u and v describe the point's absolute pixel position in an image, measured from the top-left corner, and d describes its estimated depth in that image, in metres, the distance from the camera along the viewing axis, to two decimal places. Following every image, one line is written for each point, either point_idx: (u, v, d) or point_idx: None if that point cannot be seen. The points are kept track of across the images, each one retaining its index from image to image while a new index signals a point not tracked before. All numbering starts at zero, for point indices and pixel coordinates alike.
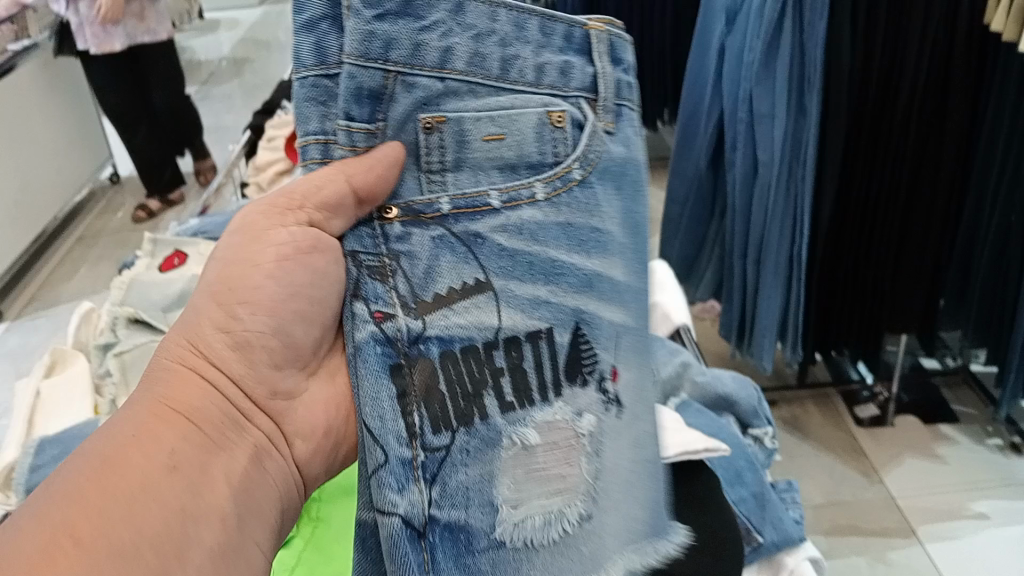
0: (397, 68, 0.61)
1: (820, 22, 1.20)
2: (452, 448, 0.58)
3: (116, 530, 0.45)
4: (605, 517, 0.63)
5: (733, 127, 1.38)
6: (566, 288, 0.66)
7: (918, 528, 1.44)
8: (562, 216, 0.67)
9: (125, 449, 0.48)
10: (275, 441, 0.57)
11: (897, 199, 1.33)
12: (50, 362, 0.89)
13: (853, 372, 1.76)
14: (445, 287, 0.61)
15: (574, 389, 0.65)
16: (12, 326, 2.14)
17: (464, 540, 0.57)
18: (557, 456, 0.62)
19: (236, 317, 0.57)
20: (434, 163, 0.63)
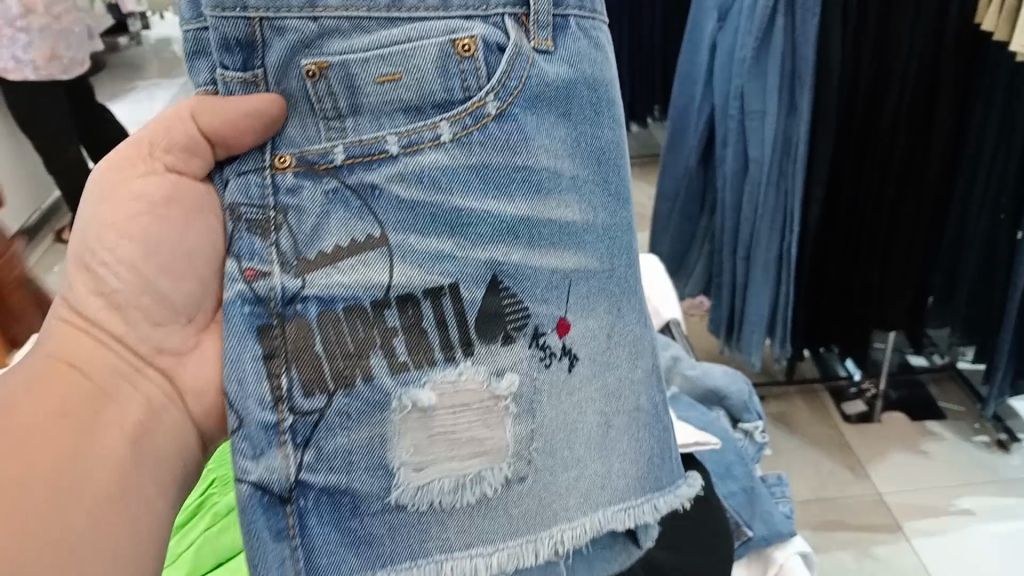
0: (260, 13, 0.53)
1: (812, 20, 1.20)
2: (328, 411, 0.55)
3: (2, 475, 0.50)
4: (554, 479, 0.60)
5: (723, 123, 1.38)
6: (474, 240, 0.58)
7: (903, 524, 1.44)
8: (474, 158, 0.57)
9: (13, 404, 0.53)
10: (169, 397, 0.58)
11: (886, 201, 1.32)
12: None
13: (841, 368, 1.77)
14: (335, 243, 0.55)
15: (493, 348, 0.58)
16: None
17: (348, 504, 0.56)
18: (469, 418, 0.57)
19: (99, 278, 0.58)
20: (329, 110, 0.55)
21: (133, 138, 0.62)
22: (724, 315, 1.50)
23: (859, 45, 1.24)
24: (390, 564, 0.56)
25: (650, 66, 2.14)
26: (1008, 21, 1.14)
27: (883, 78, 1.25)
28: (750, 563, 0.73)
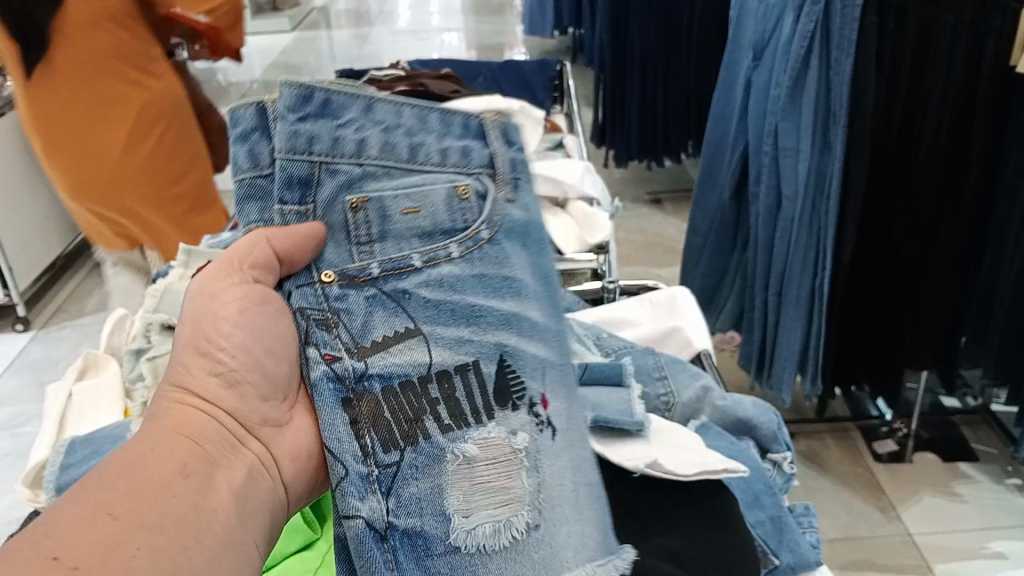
0: (322, 158, 0.60)
1: (846, 59, 1.22)
2: (402, 463, 0.56)
3: (147, 508, 0.44)
4: (553, 530, 0.58)
5: (757, 161, 1.40)
6: (484, 328, 0.63)
7: (934, 565, 1.43)
8: (475, 268, 0.64)
9: (141, 455, 0.48)
10: (268, 466, 0.56)
11: (918, 241, 1.34)
12: (83, 365, 0.91)
13: (872, 408, 1.77)
14: (383, 333, 0.59)
15: (505, 412, 0.61)
16: (37, 334, 2.24)
17: (422, 545, 0.55)
18: (497, 469, 0.58)
19: (217, 359, 0.56)
20: (363, 237, 0.61)
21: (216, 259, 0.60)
22: (755, 350, 1.51)
23: (895, 84, 1.25)
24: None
25: (684, 106, 2.18)
26: None
27: (918, 113, 1.26)
28: None
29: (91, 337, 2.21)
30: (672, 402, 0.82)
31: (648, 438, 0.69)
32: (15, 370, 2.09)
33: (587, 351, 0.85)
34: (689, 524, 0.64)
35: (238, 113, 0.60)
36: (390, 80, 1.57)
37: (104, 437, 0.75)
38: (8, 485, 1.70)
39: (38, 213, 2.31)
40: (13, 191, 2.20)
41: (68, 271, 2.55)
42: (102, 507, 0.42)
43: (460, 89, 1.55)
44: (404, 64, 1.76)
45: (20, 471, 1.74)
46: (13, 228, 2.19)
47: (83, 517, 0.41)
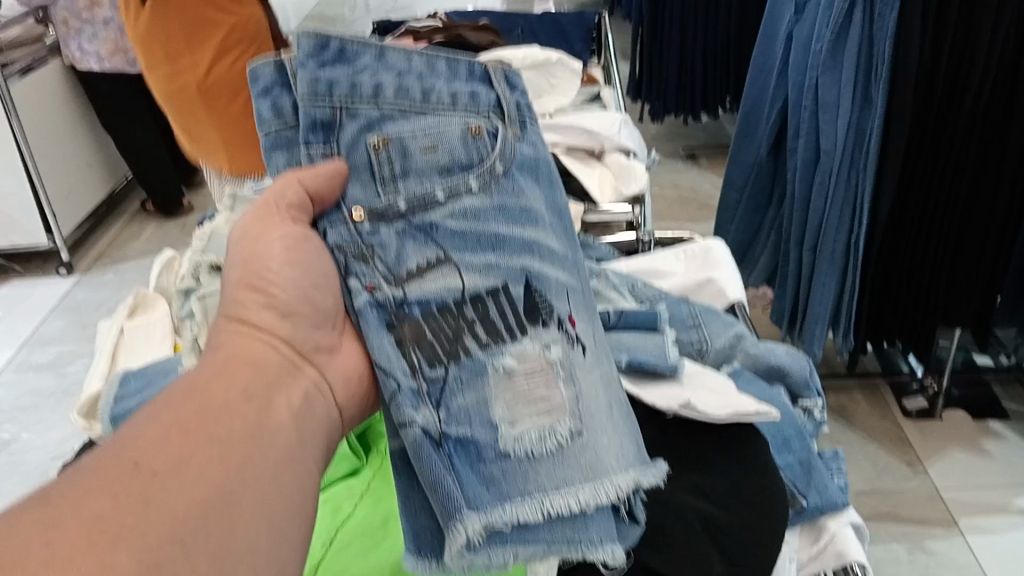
0: (341, 102, 0.63)
1: (891, 13, 1.20)
2: (448, 377, 0.58)
3: (216, 426, 0.48)
4: (594, 436, 0.58)
5: (796, 115, 1.39)
6: (510, 253, 0.63)
7: (960, 520, 1.44)
8: (496, 200, 0.65)
9: (208, 381, 0.52)
10: (323, 389, 0.59)
11: (958, 197, 1.33)
12: (134, 305, 0.95)
13: (904, 364, 1.78)
14: (417, 262, 0.61)
15: (537, 329, 0.61)
16: (82, 279, 2.30)
17: (474, 452, 0.56)
18: (536, 380, 0.59)
19: (268, 294, 0.60)
20: (386, 174, 0.63)
21: (257, 205, 0.63)
22: (787, 305, 1.52)
23: (941, 41, 1.24)
24: (514, 501, 0.54)
25: (722, 60, 2.16)
26: None
27: (963, 72, 1.25)
28: (802, 531, 0.75)
29: (134, 283, 2.27)
30: (705, 348, 0.82)
31: (682, 382, 0.71)
32: (60, 312, 2.16)
33: (621, 299, 0.86)
34: (726, 461, 0.67)
35: (258, 70, 0.64)
36: (428, 30, 1.58)
37: (158, 371, 0.78)
38: (56, 423, 1.77)
39: (81, 160, 2.36)
40: (58, 138, 2.25)
41: (111, 219, 2.60)
42: (175, 425, 0.47)
43: (497, 40, 1.56)
44: (442, 16, 1.77)
45: (67, 409, 1.81)
46: (58, 174, 2.25)
47: (158, 432, 0.46)
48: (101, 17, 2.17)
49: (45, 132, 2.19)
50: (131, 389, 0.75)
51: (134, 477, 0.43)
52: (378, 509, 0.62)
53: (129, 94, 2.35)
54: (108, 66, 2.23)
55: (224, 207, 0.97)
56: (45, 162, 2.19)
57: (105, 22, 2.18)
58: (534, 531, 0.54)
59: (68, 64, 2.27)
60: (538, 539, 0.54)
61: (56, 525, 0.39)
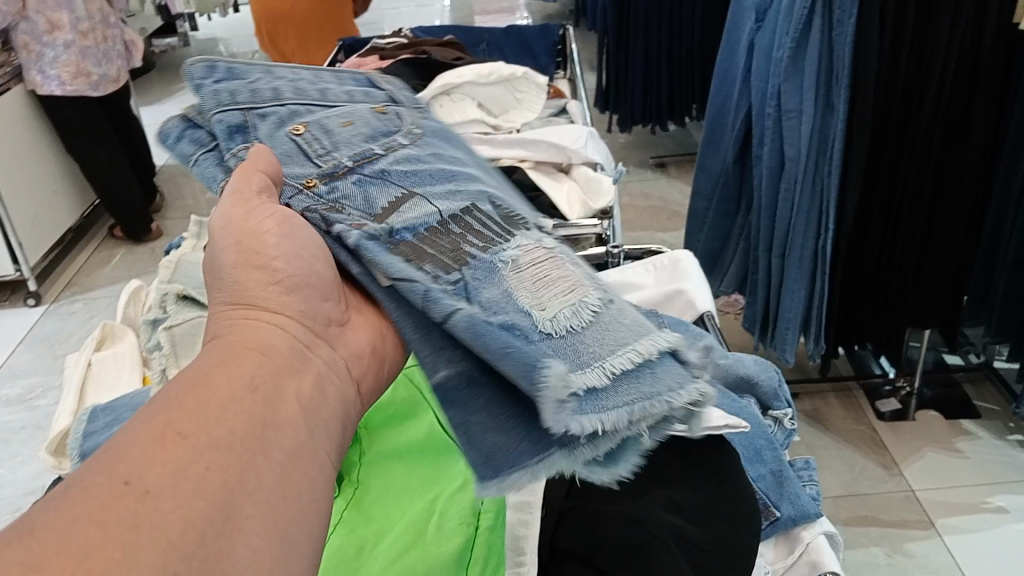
0: (247, 106, 0.65)
1: (849, 20, 1.22)
2: (466, 275, 0.54)
3: (212, 427, 0.41)
4: (624, 306, 0.55)
5: (760, 123, 1.40)
6: (465, 183, 0.65)
7: (937, 520, 1.45)
8: (429, 149, 0.68)
9: (211, 374, 0.44)
10: (337, 372, 0.51)
11: (921, 201, 1.35)
12: (100, 336, 0.94)
13: (876, 366, 1.80)
14: (387, 201, 0.60)
15: (524, 229, 0.60)
16: (50, 309, 2.27)
17: (523, 334, 0.50)
18: (544, 265, 0.56)
19: (271, 269, 0.53)
20: (320, 150, 0.63)
21: (225, 194, 0.56)
22: (759, 312, 1.52)
23: (898, 48, 1.25)
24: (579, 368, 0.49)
25: (688, 69, 2.17)
26: None
27: (921, 77, 1.27)
28: (776, 543, 0.76)
29: (103, 310, 2.24)
30: None
31: None
32: (29, 343, 2.13)
33: None
34: (702, 476, 0.66)
35: (164, 128, 0.65)
36: (394, 47, 1.59)
37: (126, 404, 0.77)
38: (28, 456, 1.74)
39: (47, 188, 2.33)
40: (22, 166, 2.22)
41: (78, 245, 2.58)
42: (169, 429, 0.40)
43: (463, 56, 1.55)
44: (407, 32, 1.77)
45: (37, 441, 1.78)
46: (22, 204, 2.21)
47: (147, 443, 0.39)
48: (62, 40, 2.16)
49: (7, 162, 2.16)
50: (101, 423, 0.74)
51: (124, 499, 0.36)
52: (351, 540, 0.60)
53: (92, 117, 2.33)
54: (70, 90, 2.21)
55: (191, 234, 0.97)
56: (10, 191, 2.16)
57: (66, 45, 2.17)
58: (616, 391, 0.48)
59: (30, 90, 2.23)
60: (618, 402, 0.48)
61: (38, 567, 0.32)
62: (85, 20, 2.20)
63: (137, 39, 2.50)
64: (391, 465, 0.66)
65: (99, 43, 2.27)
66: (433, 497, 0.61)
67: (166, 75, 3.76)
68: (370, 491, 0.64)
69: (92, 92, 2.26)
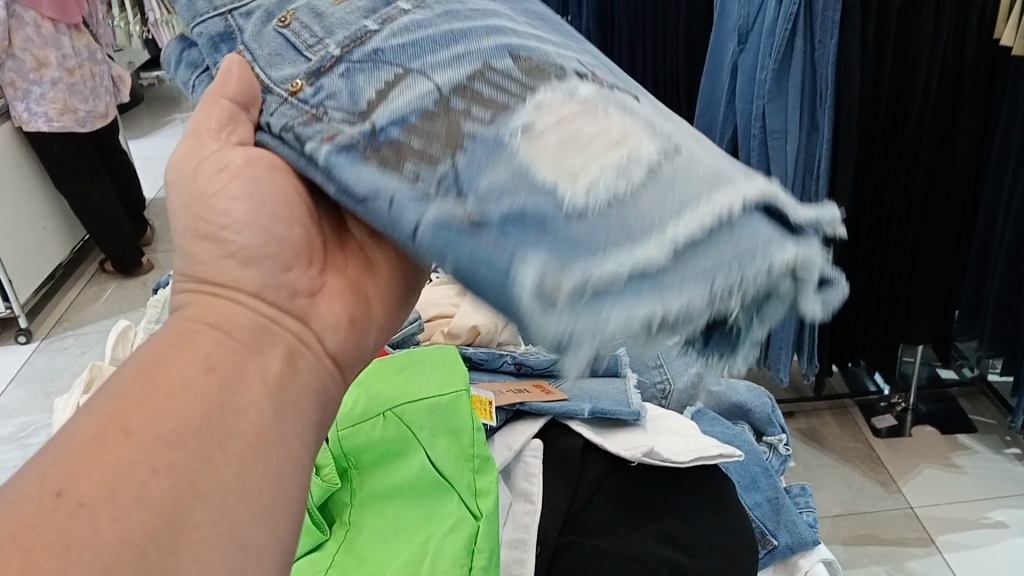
0: (228, 6, 0.54)
1: (831, 40, 1.23)
2: (457, 162, 0.44)
3: (162, 420, 0.43)
4: (687, 150, 0.45)
5: (746, 143, 1.39)
6: (482, 34, 0.50)
7: (937, 538, 1.45)
8: (443, 6, 0.52)
9: (167, 356, 0.46)
10: (307, 340, 0.52)
11: (909, 215, 1.36)
12: (89, 378, 0.93)
13: (870, 384, 1.79)
14: (373, 91, 0.49)
15: (559, 79, 0.47)
16: (42, 346, 2.25)
17: (536, 221, 0.42)
18: (575, 115, 0.45)
19: (221, 241, 0.52)
20: (309, 39, 0.51)
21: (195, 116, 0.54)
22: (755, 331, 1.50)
23: (881, 66, 1.26)
24: (609, 260, 0.41)
25: None
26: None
27: (904, 93, 1.27)
28: (774, 571, 0.75)
29: (94, 345, 2.23)
30: (669, 390, 0.83)
31: (644, 427, 0.73)
32: (20, 381, 2.11)
33: None
34: (694, 509, 0.67)
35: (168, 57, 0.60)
36: None
37: None
38: None
39: (36, 224, 2.33)
40: (10, 203, 2.22)
41: (69, 280, 2.57)
42: (114, 425, 0.42)
43: None
44: None
45: None
46: (10, 241, 2.20)
47: (91, 437, 0.41)
48: (49, 77, 2.17)
49: None
50: None
51: (56, 514, 0.38)
52: None
53: (80, 154, 2.33)
54: (57, 126, 2.21)
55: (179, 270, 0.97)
56: None
57: (53, 82, 2.17)
58: (669, 277, 0.42)
59: (17, 127, 2.22)
60: (683, 286, 0.42)
61: None
62: (72, 57, 2.21)
63: (124, 75, 2.50)
64: (382, 508, 0.66)
65: (87, 79, 2.28)
66: (425, 538, 0.62)
67: (155, 108, 3.77)
68: (359, 536, 0.65)
69: (79, 129, 2.26)
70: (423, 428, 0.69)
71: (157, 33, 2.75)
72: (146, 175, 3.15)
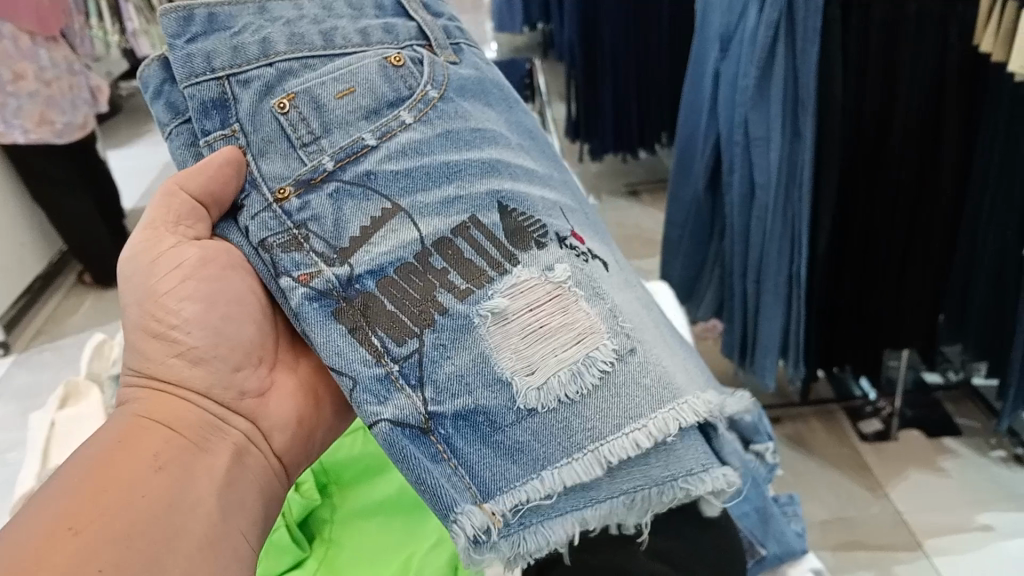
0: (225, 72, 0.67)
1: (813, 48, 1.21)
2: (424, 347, 0.61)
3: (111, 518, 0.54)
4: (637, 356, 0.63)
5: (729, 150, 1.39)
6: (469, 179, 0.68)
7: (925, 542, 1.44)
8: (438, 128, 0.71)
9: (117, 457, 0.58)
10: (255, 437, 0.68)
11: (895, 226, 1.36)
12: (64, 395, 0.91)
13: (856, 389, 1.78)
14: (359, 225, 0.65)
15: (532, 253, 0.65)
16: (21, 359, 2.22)
17: (484, 423, 0.60)
18: (547, 309, 0.63)
19: (173, 339, 0.67)
20: (306, 136, 0.67)
21: (161, 197, 0.70)
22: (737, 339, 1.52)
23: (864, 77, 1.26)
24: (547, 470, 0.58)
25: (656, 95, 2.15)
26: (1005, 44, 1.16)
27: (890, 110, 1.27)
28: None
29: (77, 357, 2.20)
30: None
31: None
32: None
33: None
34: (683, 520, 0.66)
35: (145, 75, 0.69)
36: None
37: None
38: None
39: (14, 238, 2.30)
40: None
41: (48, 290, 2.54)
42: (66, 526, 0.52)
43: None
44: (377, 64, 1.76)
45: (6, 498, 1.72)
46: None
47: (45, 536, 0.51)
48: (26, 89, 2.14)
49: None
50: None
51: None
52: None
53: (59, 166, 2.30)
54: (35, 138, 2.18)
55: None
56: None
57: (31, 94, 2.15)
58: (599, 489, 0.59)
59: None
60: (610, 493, 0.59)
61: None
62: (51, 69, 2.18)
63: (103, 86, 2.47)
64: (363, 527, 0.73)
65: (66, 91, 2.24)
66: (408, 553, 0.69)
67: (135, 119, 3.73)
68: (341, 555, 0.71)
69: (56, 141, 2.23)
70: None
71: (135, 44, 2.73)
72: (127, 186, 3.12)
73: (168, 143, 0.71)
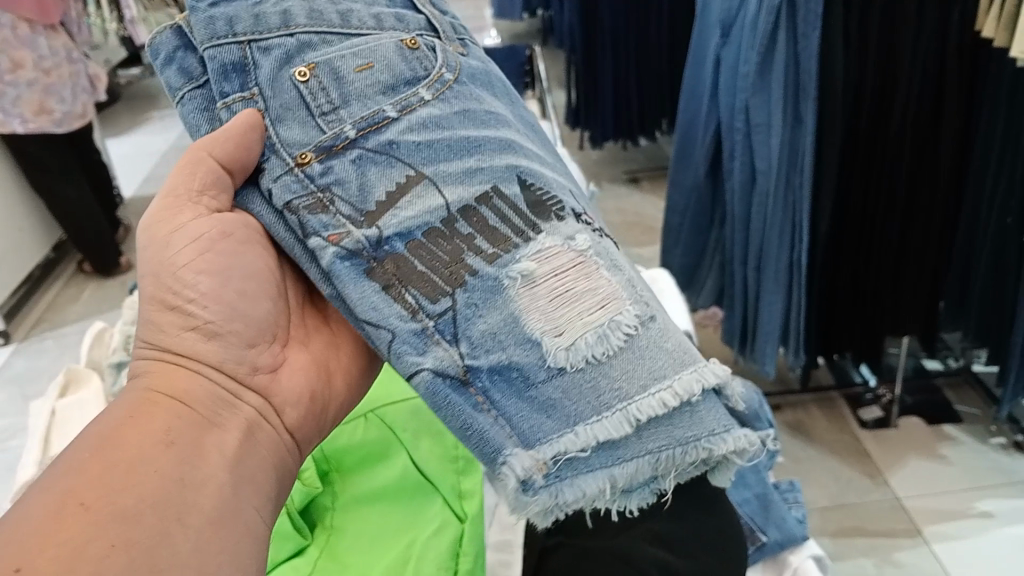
0: (246, 37, 0.66)
1: (814, 32, 1.21)
2: (457, 304, 0.61)
3: (120, 494, 0.52)
4: (658, 324, 0.62)
5: (730, 137, 1.38)
6: (489, 153, 0.67)
7: (924, 528, 1.45)
8: (456, 106, 0.70)
9: (126, 432, 0.57)
10: (266, 413, 0.67)
11: (894, 210, 1.35)
12: (65, 381, 0.91)
13: (857, 376, 1.78)
14: (384, 190, 0.65)
15: (553, 223, 0.65)
16: (19, 349, 2.22)
17: (519, 378, 0.59)
18: (572, 275, 0.62)
19: (189, 313, 0.67)
20: (325, 106, 0.66)
21: (181, 173, 0.70)
22: (737, 326, 1.52)
23: (864, 64, 1.26)
24: (576, 428, 0.57)
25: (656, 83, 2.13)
26: (1007, 29, 1.15)
27: (887, 94, 1.27)
28: (765, 568, 0.75)
29: (76, 347, 2.20)
30: None
31: None
32: None
33: None
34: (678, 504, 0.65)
35: (156, 44, 0.68)
36: None
37: None
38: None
39: (12, 227, 2.29)
40: None
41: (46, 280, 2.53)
42: (74, 502, 0.50)
43: None
44: None
45: (7, 487, 1.72)
46: None
47: (51, 512, 0.49)
48: (25, 78, 2.13)
49: None
50: None
51: None
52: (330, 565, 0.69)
53: (57, 154, 2.29)
54: (33, 127, 2.17)
55: None
56: None
57: (29, 82, 2.14)
58: (625, 448, 0.58)
59: None
60: (637, 453, 0.58)
61: None
62: (48, 57, 2.18)
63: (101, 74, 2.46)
64: (365, 513, 0.73)
65: (64, 79, 2.24)
66: (408, 542, 0.69)
67: (134, 107, 3.72)
68: (343, 539, 0.71)
69: (55, 129, 2.22)
70: (405, 431, 0.80)
71: (133, 31, 2.71)
72: (126, 174, 3.12)
73: (179, 111, 0.70)
